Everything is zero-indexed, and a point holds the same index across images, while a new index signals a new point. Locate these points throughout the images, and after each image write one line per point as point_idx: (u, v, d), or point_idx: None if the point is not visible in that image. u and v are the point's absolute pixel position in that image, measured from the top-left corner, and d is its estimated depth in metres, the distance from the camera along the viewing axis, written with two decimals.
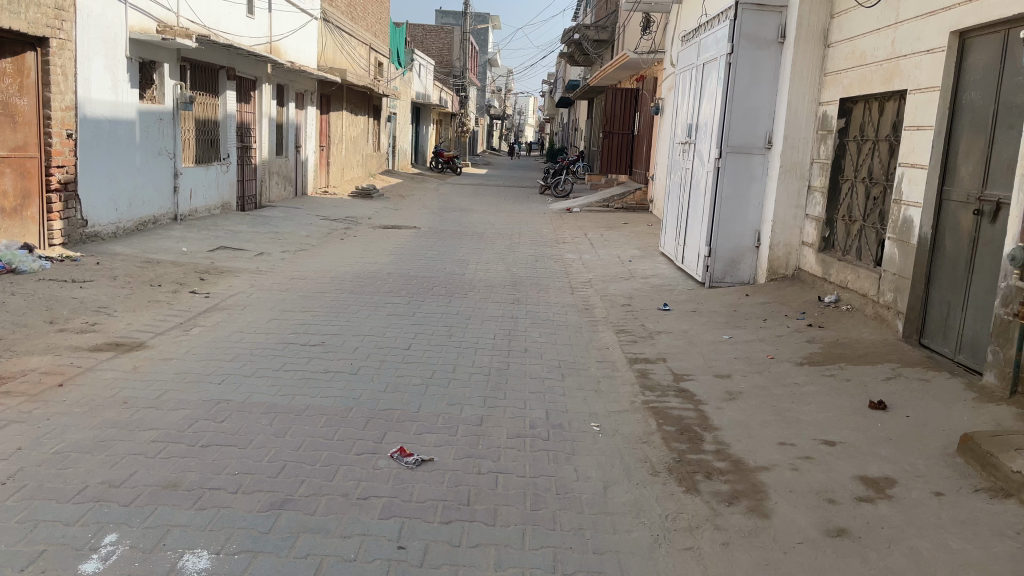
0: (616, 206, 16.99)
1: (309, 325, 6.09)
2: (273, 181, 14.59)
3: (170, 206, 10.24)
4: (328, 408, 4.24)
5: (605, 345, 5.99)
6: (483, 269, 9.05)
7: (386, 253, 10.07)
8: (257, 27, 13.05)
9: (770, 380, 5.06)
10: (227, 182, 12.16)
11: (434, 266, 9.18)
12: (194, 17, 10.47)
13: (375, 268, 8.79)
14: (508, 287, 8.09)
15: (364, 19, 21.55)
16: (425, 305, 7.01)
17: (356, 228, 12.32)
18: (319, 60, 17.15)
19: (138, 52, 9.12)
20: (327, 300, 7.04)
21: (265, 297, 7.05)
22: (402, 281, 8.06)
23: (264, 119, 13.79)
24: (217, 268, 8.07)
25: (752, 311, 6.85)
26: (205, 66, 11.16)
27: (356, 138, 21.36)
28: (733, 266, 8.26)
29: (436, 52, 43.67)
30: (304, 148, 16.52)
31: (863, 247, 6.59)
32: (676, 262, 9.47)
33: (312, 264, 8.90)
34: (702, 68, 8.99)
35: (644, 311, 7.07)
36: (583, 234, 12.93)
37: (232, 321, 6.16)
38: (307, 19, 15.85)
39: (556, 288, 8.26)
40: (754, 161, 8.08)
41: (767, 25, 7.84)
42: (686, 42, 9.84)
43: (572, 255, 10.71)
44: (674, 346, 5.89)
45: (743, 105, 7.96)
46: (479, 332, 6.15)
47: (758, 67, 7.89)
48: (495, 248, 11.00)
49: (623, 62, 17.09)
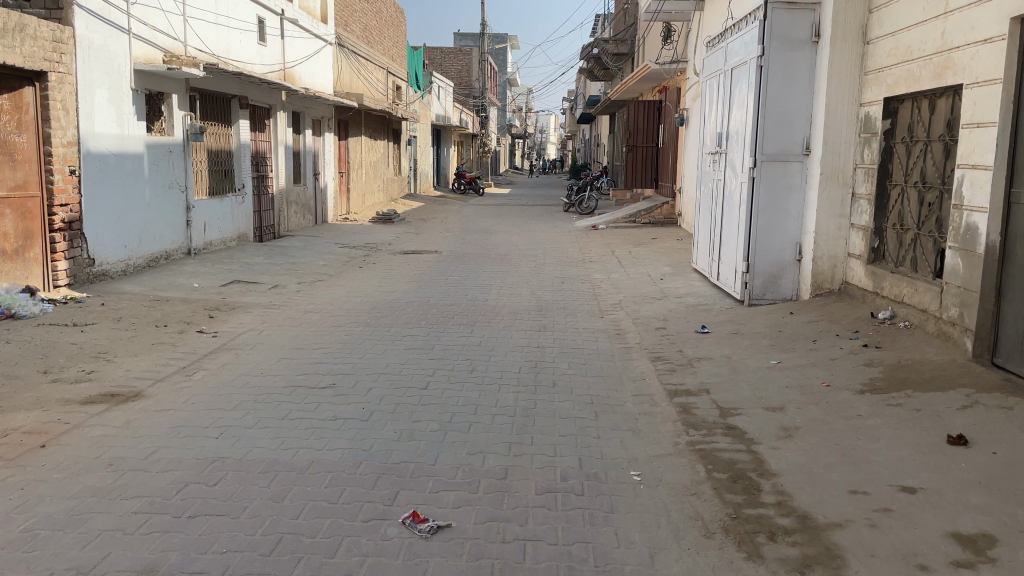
0: (643, 221, 16.45)
1: (321, 364, 5.67)
2: (291, 210, 14.31)
3: (183, 240, 9.94)
4: (334, 464, 3.79)
5: (641, 376, 5.49)
6: (507, 294, 8.60)
7: (405, 280, 9.66)
8: (270, 54, 12.83)
9: (828, 412, 4.52)
10: (243, 214, 11.86)
11: (456, 292, 8.74)
12: (203, 46, 10.24)
13: (393, 297, 8.37)
14: (533, 313, 7.62)
15: (380, 43, 21.40)
16: (445, 336, 6.56)
17: (376, 255, 11.96)
18: (336, 86, 16.93)
19: (144, 84, 8.87)
20: (341, 335, 6.61)
21: (276, 334, 6.64)
22: (421, 311, 7.62)
23: (280, 147, 13.54)
24: (228, 303, 7.71)
25: (798, 331, 6.31)
26: (217, 95, 10.91)
27: (376, 164, 21.10)
28: (774, 281, 7.72)
29: (456, 74, 43.62)
30: (323, 175, 16.25)
31: (920, 258, 6.06)
32: (711, 279, 8.94)
33: (328, 295, 8.52)
34: (730, 74, 8.51)
35: (681, 335, 6.56)
36: (611, 252, 12.43)
37: (238, 362, 5.75)
38: (322, 45, 15.65)
39: (585, 312, 7.77)
40: (792, 169, 7.56)
41: (800, 24, 7.35)
42: (712, 47, 9.38)
43: (599, 275, 10.22)
44: (716, 374, 5.37)
45: (777, 110, 7.47)
46: (503, 366, 5.67)
47: (791, 69, 7.40)
48: (519, 270, 10.54)
49: (644, 73, 16.65)
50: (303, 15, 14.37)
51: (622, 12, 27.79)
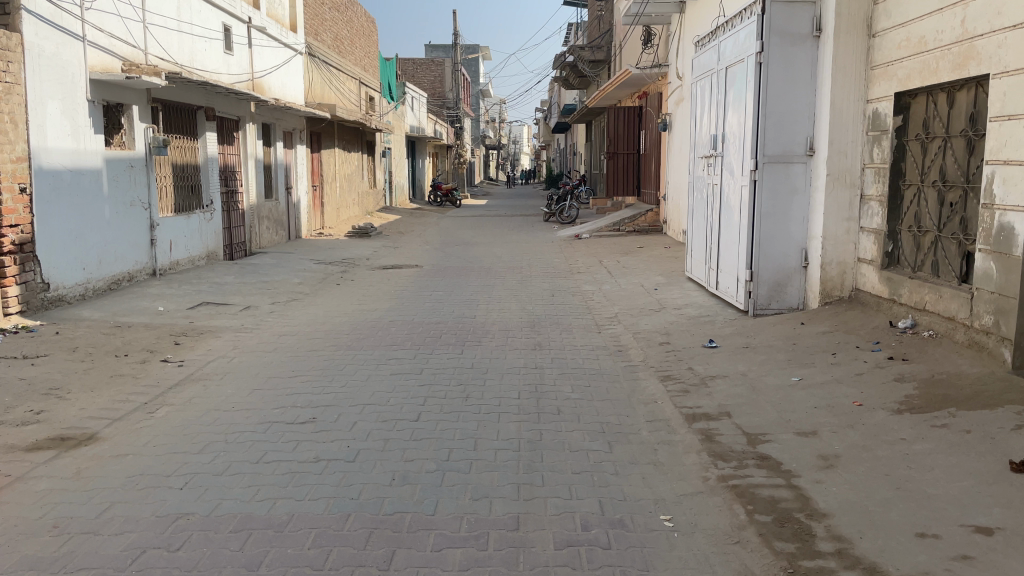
0: (628, 229, 16.04)
1: (299, 394, 5.13)
2: (263, 226, 13.70)
3: (147, 261, 9.33)
4: (316, 519, 3.26)
5: (653, 398, 5.02)
6: (496, 310, 8.10)
7: (387, 297, 9.13)
8: (238, 64, 12.28)
9: (868, 436, 4.07)
10: (212, 231, 11.25)
11: (441, 309, 8.22)
12: (165, 54, 9.68)
13: (374, 316, 7.85)
14: (527, 330, 7.12)
15: (352, 53, 20.89)
16: (434, 359, 6.04)
17: (354, 271, 11.40)
18: (307, 96, 16.37)
19: (101, 94, 8.28)
20: (321, 360, 6.07)
21: (249, 361, 6.09)
22: (406, 330, 7.10)
23: (250, 160, 12.94)
24: (196, 328, 7.13)
25: (814, 344, 5.87)
26: (181, 107, 10.33)
27: (350, 176, 20.52)
28: (779, 289, 7.30)
29: (429, 85, 43.11)
30: (296, 189, 15.66)
31: (942, 262, 5.66)
32: (709, 288, 8.52)
33: (305, 315, 7.96)
34: (724, 73, 8.12)
35: (688, 350, 6.10)
36: (598, 262, 11.98)
37: (206, 395, 5.19)
38: (292, 55, 15.11)
39: (581, 327, 7.29)
40: (795, 170, 7.16)
41: (800, 18, 6.97)
42: (702, 47, 8.99)
43: (590, 287, 9.76)
44: (735, 395, 4.92)
45: (778, 109, 7.07)
46: (500, 391, 5.17)
47: (792, 65, 7.01)
48: (506, 283, 10.04)
49: (625, 79, 16.29)
50: (271, 24, 13.84)
51: (597, 19, 27.54)
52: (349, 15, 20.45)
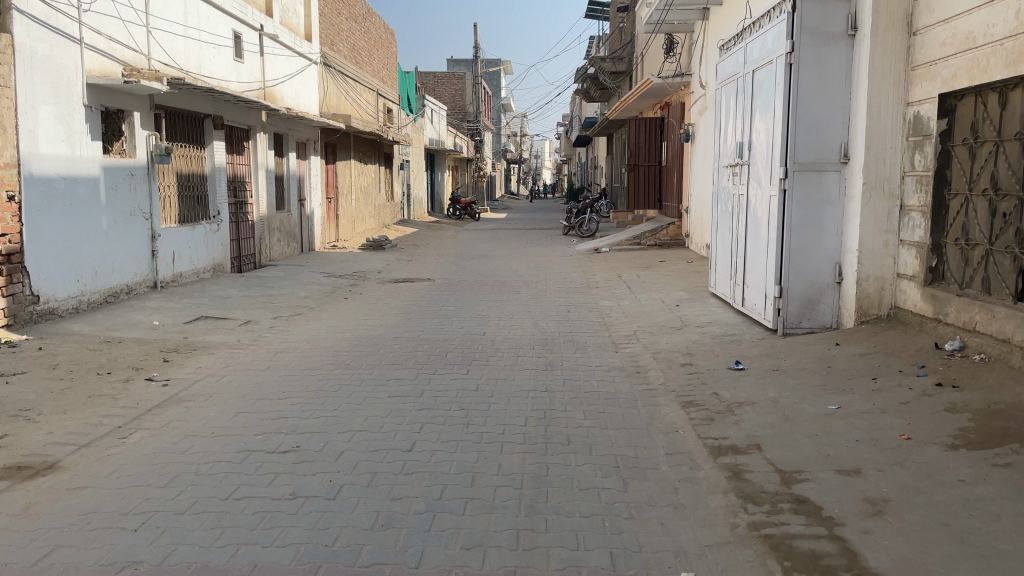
0: (649, 243, 15.54)
1: (285, 419, 4.70)
2: (274, 237, 13.38)
3: (147, 273, 9.00)
4: (282, 572, 2.82)
5: (674, 427, 4.53)
6: (507, 327, 7.65)
7: (394, 312, 8.72)
8: (248, 72, 11.99)
9: (919, 476, 3.57)
10: (218, 242, 10.93)
11: (449, 325, 7.79)
12: (169, 60, 9.39)
13: (379, 332, 7.43)
14: (539, 349, 6.66)
15: (370, 64, 20.66)
16: (437, 380, 5.59)
17: (363, 284, 11.02)
18: (322, 107, 16.09)
19: (99, 99, 7.98)
20: (315, 380, 5.65)
21: (240, 381, 5.68)
22: (409, 348, 6.66)
23: (261, 171, 12.64)
24: (189, 344, 6.74)
25: (852, 367, 5.36)
26: (187, 114, 10.04)
27: (367, 189, 20.23)
28: (811, 307, 6.77)
29: (449, 98, 42.90)
30: (309, 201, 15.35)
31: (995, 278, 5.15)
32: (735, 305, 8.01)
33: (306, 330, 7.55)
34: (750, 77, 7.65)
35: (712, 373, 5.61)
36: (617, 277, 11.50)
37: (186, 419, 4.78)
38: (306, 64, 14.84)
39: (596, 346, 6.81)
40: (828, 179, 6.66)
41: (834, 15, 6.49)
42: (727, 50, 8.53)
43: (608, 302, 9.28)
44: (766, 425, 4.42)
45: (810, 112, 6.59)
46: (505, 417, 4.71)
47: (826, 66, 6.52)
48: (520, 298, 9.60)
49: (646, 88, 15.86)
50: (285, 32, 13.58)
51: (619, 31, 27.19)
52: (367, 27, 20.20)
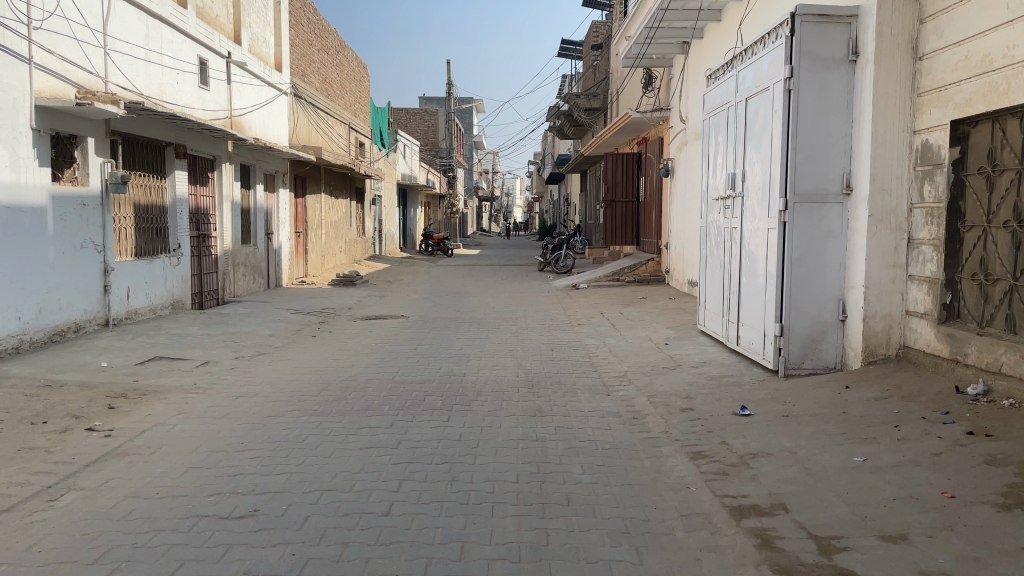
0: (628, 279, 15.14)
1: (242, 477, 4.11)
2: (239, 273, 12.76)
3: (98, 309, 8.36)
4: None
5: (685, 483, 4.03)
6: (489, 367, 7.13)
7: (366, 351, 8.16)
8: (214, 100, 11.48)
9: (976, 543, 3.10)
10: (178, 278, 10.30)
11: (426, 365, 7.24)
12: (128, 84, 8.86)
13: (350, 374, 6.86)
14: (525, 392, 6.14)
15: (342, 97, 20.27)
16: (415, 428, 5.03)
17: (333, 322, 10.44)
18: (292, 138, 15.60)
19: (49, 123, 7.42)
20: (278, 429, 5.06)
21: (194, 431, 5.06)
22: (383, 392, 6.09)
23: (225, 203, 12.06)
24: (139, 388, 6.12)
25: (869, 413, 4.91)
26: (147, 142, 9.49)
27: (337, 224, 19.69)
28: (813, 346, 6.35)
29: (422, 134, 42.64)
30: (277, 235, 14.77)
31: (1021, 316, 4.76)
32: (729, 344, 7.57)
33: (270, 372, 6.96)
34: (742, 105, 7.32)
35: (717, 419, 5.13)
36: (599, 314, 11.05)
37: (129, 477, 4.17)
38: (275, 94, 14.37)
39: (587, 388, 6.31)
40: (829, 211, 6.30)
41: (834, 40, 6.18)
42: (717, 79, 8.24)
43: (593, 341, 8.80)
44: (788, 480, 3.94)
45: (809, 141, 6.25)
46: (493, 472, 4.17)
47: (825, 92, 6.21)
48: (500, 336, 9.09)
49: (625, 122, 15.60)
50: (253, 60, 13.12)
51: (593, 68, 27.17)
52: (339, 59, 19.83)
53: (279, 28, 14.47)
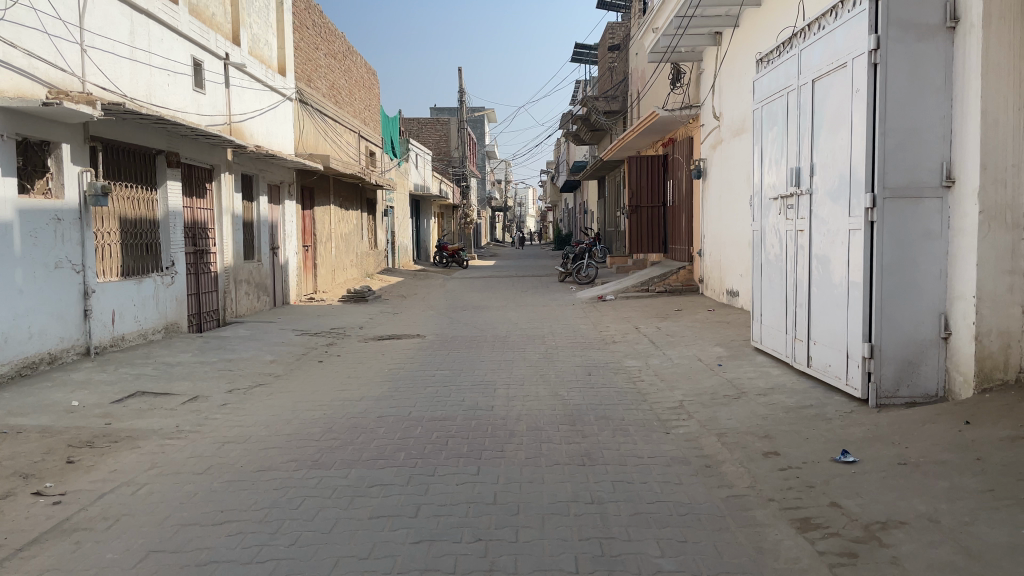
0: (658, 289, 14.12)
1: (211, 568, 3.11)
2: (242, 291, 11.84)
3: (78, 337, 7.43)
4: None
5: (805, 570, 3.00)
6: (520, 398, 6.13)
7: (378, 379, 7.18)
8: (211, 104, 10.61)
9: None
10: (172, 299, 9.39)
11: (447, 396, 6.26)
12: (110, 84, 8.00)
13: (359, 409, 5.88)
14: (567, 431, 5.12)
15: (351, 104, 19.41)
16: (437, 487, 4.02)
17: (343, 343, 9.50)
18: (298, 146, 14.72)
19: (14, 126, 6.50)
20: (269, 490, 4.07)
21: (165, 494, 4.08)
22: (397, 434, 5.09)
23: (225, 216, 11.15)
24: (109, 435, 5.15)
25: (1012, 459, 3.88)
26: (133, 149, 8.59)
27: (348, 236, 18.79)
28: (911, 370, 5.32)
29: (434, 143, 41.82)
30: (283, 249, 13.87)
31: None
32: (797, 364, 6.55)
33: (267, 409, 6.00)
34: (808, 88, 6.32)
35: (815, 469, 4.11)
36: (635, 329, 10.03)
37: (69, 569, 3.19)
38: (279, 99, 13.50)
39: (640, 424, 5.28)
40: (926, 208, 5.28)
41: (928, 3, 5.19)
42: (772, 63, 7.26)
43: (634, 362, 7.78)
44: (945, 567, 2.91)
45: (902, 124, 5.24)
46: (544, 555, 3.16)
47: (919, 66, 5.21)
48: (528, 358, 8.08)
49: (652, 121, 14.56)
50: (254, 63, 12.26)
51: (611, 70, 26.22)
52: (347, 65, 19.00)
53: (282, 29, 13.61)
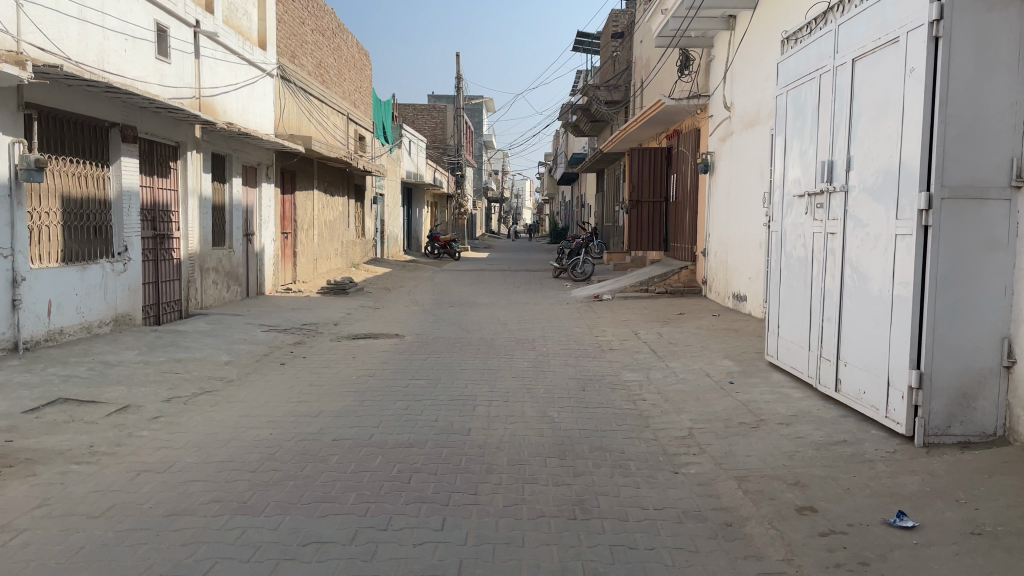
0: (658, 289, 13.27)
1: None
2: (210, 280, 10.95)
3: (4, 330, 6.54)
4: None
5: None
6: (501, 419, 5.27)
7: (342, 388, 6.30)
8: (177, 75, 9.69)
9: None
10: (124, 288, 8.50)
11: (417, 414, 5.39)
12: (50, 44, 7.08)
13: (312, 428, 5.00)
14: (554, 468, 4.25)
15: (339, 84, 18.44)
16: (387, 550, 3.16)
17: (313, 342, 8.63)
18: (278, 127, 13.80)
19: None
20: (174, 547, 3.20)
21: (42, 547, 3.20)
22: (351, 466, 4.22)
23: (192, 197, 10.24)
24: (4, 458, 4.26)
25: None
26: (80, 120, 7.68)
27: (332, 224, 17.86)
28: (966, 403, 4.48)
29: (429, 131, 40.78)
30: (259, 236, 12.96)
31: None
32: (823, 386, 5.70)
33: (205, 424, 5.12)
34: (847, 67, 5.45)
35: (867, 537, 3.26)
36: (634, 335, 9.17)
37: None
38: (257, 75, 12.57)
39: (642, 460, 4.43)
40: (989, 211, 4.44)
41: None
42: (800, 43, 6.39)
43: (634, 375, 6.92)
44: None
45: (965, 110, 4.38)
46: None
47: (987, 41, 4.37)
48: (515, 367, 7.21)
49: (657, 110, 13.61)
50: (230, 34, 11.33)
51: (613, 59, 25.22)
52: (337, 43, 18.03)
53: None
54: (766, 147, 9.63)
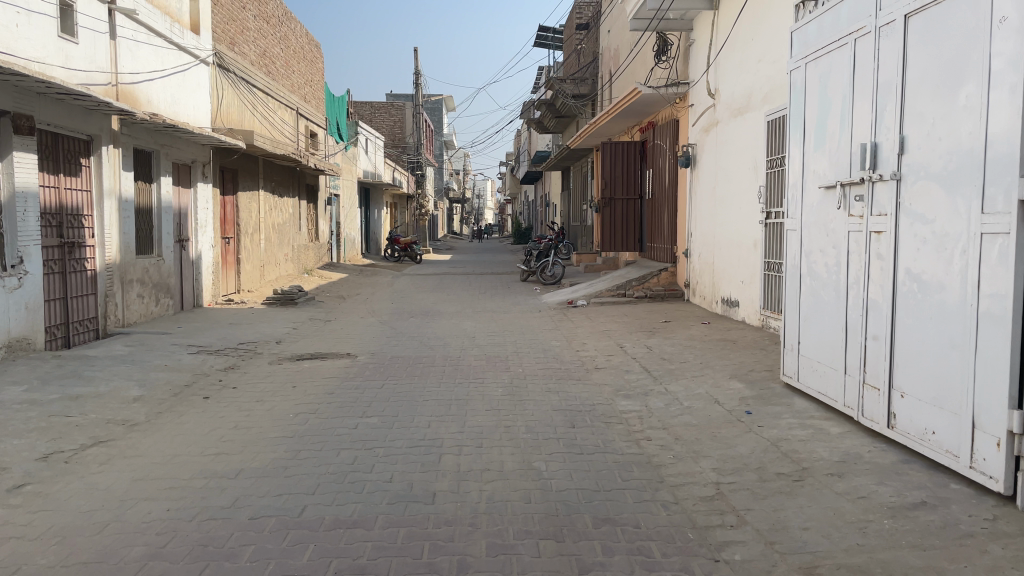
0: (637, 294, 12.22)
1: None
2: (134, 293, 9.60)
3: None
4: None
5: None
6: (473, 476, 4.10)
7: (274, 431, 5.08)
8: (88, 58, 8.36)
9: None
10: (20, 307, 7.15)
11: (365, 472, 4.20)
12: None
13: (224, 498, 3.79)
14: (553, 559, 3.10)
15: (287, 77, 17.08)
16: None
17: (249, 367, 7.37)
18: (216, 120, 12.46)
19: None
20: None
21: None
22: (269, 566, 3.02)
23: (109, 199, 8.89)
24: None
25: None
26: None
27: (282, 228, 16.52)
28: None
29: (387, 129, 39.50)
30: (194, 241, 11.60)
31: None
32: (869, 420, 4.64)
33: (82, 495, 3.86)
34: (898, 25, 4.39)
35: None
36: (620, 349, 8.06)
37: None
38: (188, 63, 11.23)
39: (668, 540, 3.29)
40: None
41: None
42: (824, 6, 5.34)
43: (629, 404, 5.80)
44: None
45: None
46: None
47: None
48: (486, 396, 6.04)
49: (633, 99, 12.56)
50: (155, 14, 10.00)
51: (578, 53, 24.24)
52: (284, 32, 16.68)
53: None
54: (762, 136, 8.62)
